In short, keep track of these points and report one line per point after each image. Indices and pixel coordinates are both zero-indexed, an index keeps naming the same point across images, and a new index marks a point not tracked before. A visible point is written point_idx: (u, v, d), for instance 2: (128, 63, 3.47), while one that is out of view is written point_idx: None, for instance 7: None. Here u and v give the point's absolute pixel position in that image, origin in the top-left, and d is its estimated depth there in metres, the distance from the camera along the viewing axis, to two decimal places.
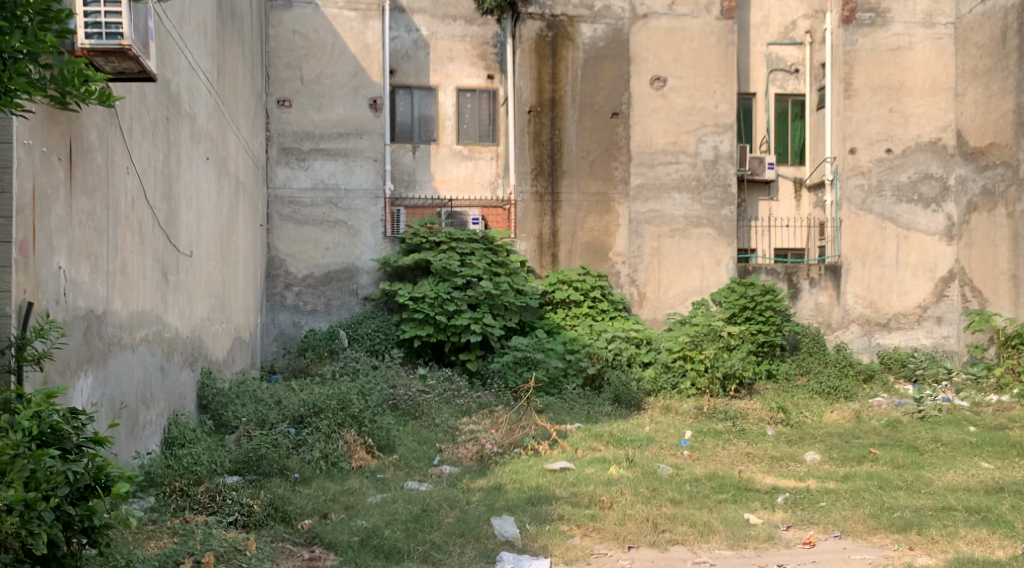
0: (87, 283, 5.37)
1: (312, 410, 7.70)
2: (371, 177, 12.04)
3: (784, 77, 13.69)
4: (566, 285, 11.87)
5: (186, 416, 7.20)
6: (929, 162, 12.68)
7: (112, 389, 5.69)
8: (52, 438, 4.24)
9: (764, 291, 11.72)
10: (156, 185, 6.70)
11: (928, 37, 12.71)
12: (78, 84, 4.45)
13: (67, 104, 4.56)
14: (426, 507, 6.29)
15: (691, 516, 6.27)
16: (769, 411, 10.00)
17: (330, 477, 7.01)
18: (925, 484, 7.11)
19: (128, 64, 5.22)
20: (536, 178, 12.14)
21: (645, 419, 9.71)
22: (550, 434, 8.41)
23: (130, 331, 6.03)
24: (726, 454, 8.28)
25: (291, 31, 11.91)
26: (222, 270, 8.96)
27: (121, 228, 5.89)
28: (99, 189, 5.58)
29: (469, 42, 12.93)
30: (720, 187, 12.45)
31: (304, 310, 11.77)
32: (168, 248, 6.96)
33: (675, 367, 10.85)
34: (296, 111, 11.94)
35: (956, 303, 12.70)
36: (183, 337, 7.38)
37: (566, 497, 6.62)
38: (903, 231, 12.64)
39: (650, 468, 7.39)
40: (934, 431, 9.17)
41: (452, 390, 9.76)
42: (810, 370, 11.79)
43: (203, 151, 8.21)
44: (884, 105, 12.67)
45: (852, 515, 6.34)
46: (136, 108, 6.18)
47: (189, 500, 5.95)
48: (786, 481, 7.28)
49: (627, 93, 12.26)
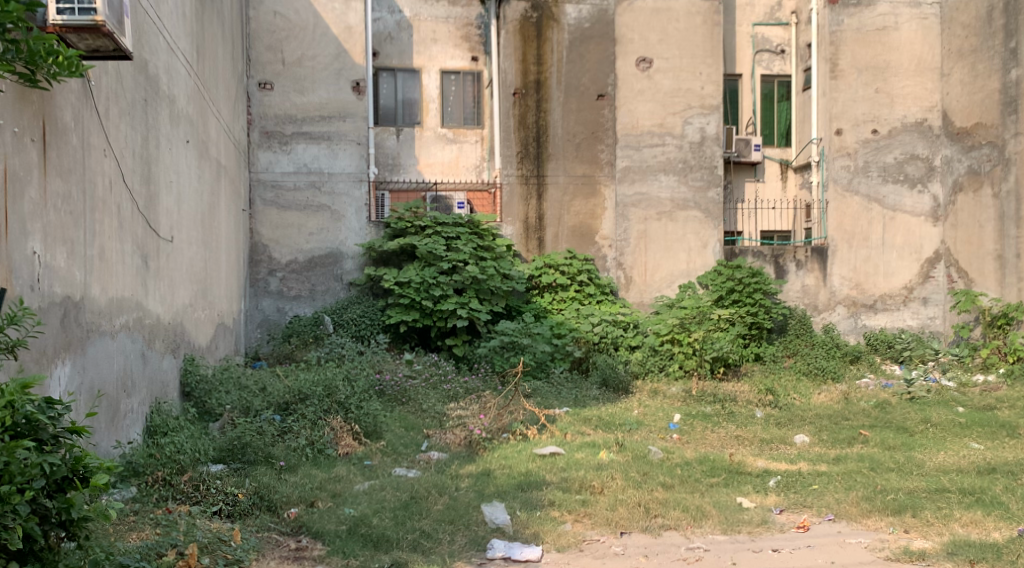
0: (64, 269, 5.23)
1: (297, 397, 7.66)
2: (354, 161, 11.86)
3: (769, 59, 13.62)
4: (553, 269, 11.76)
5: (168, 404, 7.06)
6: (914, 143, 12.61)
7: (91, 377, 5.56)
8: (25, 429, 4.06)
9: (751, 273, 11.72)
10: (135, 168, 6.54)
11: (914, 17, 12.62)
12: (45, 58, 4.30)
13: (37, 81, 4.43)
14: (415, 495, 6.20)
15: (683, 501, 6.19)
16: (757, 393, 9.93)
17: (316, 464, 6.90)
18: (917, 466, 7.06)
19: (103, 42, 5.05)
20: (522, 161, 11.98)
21: (634, 402, 9.64)
22: (538, 419, 8.30)
23: (110, 318, 5.88)
24: (715, 437, 8.22)
25: (271, 13, 11.73)
26: (204, 255, 8.81)
27: (98, 212, 5.74)
28: (75, 172, 5.42)
29: (452, 24, 12.80)
30: (706, 169, 12.35)
31: (288, 295, 11.62)
32: (148, 233, 6.81)
33: (662, 351, 10.78)
34: (277, 94, 11.75)
35: (941, 284, 12.67)
36: (164, 324, 7.24)
37: (557, 482, 6.54)
38: (889, 212, 12.58)
39: (641, 452, 7.31)
40: (923, 412, 9.13)
41: (438, 376, 9.67)
42: (796, 352, 11.77)
43: (182, 135, 8.04)
44: (870, 86, 12.60)
45: (845, 498, 6.28)
46: (113, 88, 6.02)
47: (171, 490, 5.80)
48: (777, 464, 7.22)
49: (612, 74, 12.14)
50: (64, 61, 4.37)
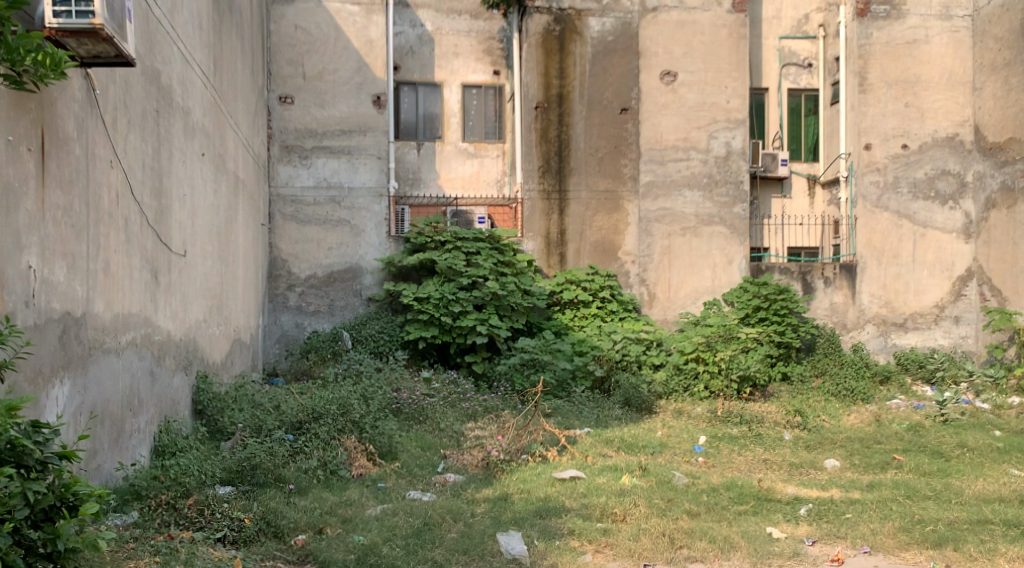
0: (63, 284, 5.05)
1: (310, 416, 7.39)
2: (374, 175, 11.71)
3: (796, 72, 13.35)
4: (575, 285, 11.50)
5: (178, 423, 6.85)
6: (945, 158, 12.30)
7: (92, 397, 5.36)
8: (9, 454, 3.89)
9: (777, 290, 11.38)
10: (144, 180, 6.36)
11: (945, 30, 12.31)
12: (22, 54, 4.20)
13: (22, 82, 4.36)
14: (428, 521, 5.96)
15: (710, 531, 5.91)
16: (785, 415, 9.61)
17: (328, 487, 6.69)
18: (954, 494, 6.74)
19: (103, 48, 4.87)
20: (543, 175, 11.76)
21: (657, 423, 9.35)
22: (558, 440, 8.05)
23: (114, 335, 5.69)
24: (742, 461, 7.94)
25: (292, 27, 11.60)
26: (219, 270, 8.63)
27: (102, 225, 5.55)
28: (77, 184, 5.25)
29: (474, 37, 12.65)
30: (731, 184, 12.08)
31: (307, 311, 11.43)
32: (159, 247, 6.63)
33: (687, 369, 10.46)
34: (298, 108, 11.62)
35: (974, 302, 12.29)
36: (175, 340, 7.05)
37: (577, 509, 6.27)
38: (920, 229, 12.26)
39: (665, 478, 7.03)
40: (959, 435, 8.78)
41: (457, 394, 9.44)
42: (825, 371, 11.43)
43: (197, 147, 7.87)
44: (900, 100, 12.29)
45: (880, 529, 5.98)
46: (120, 98, 5.86)
47: (175, 514, 5.56)
48: (808, 491, 6.92)
49: (636, 88, 11.91)
50: (46, 58, 4.30)
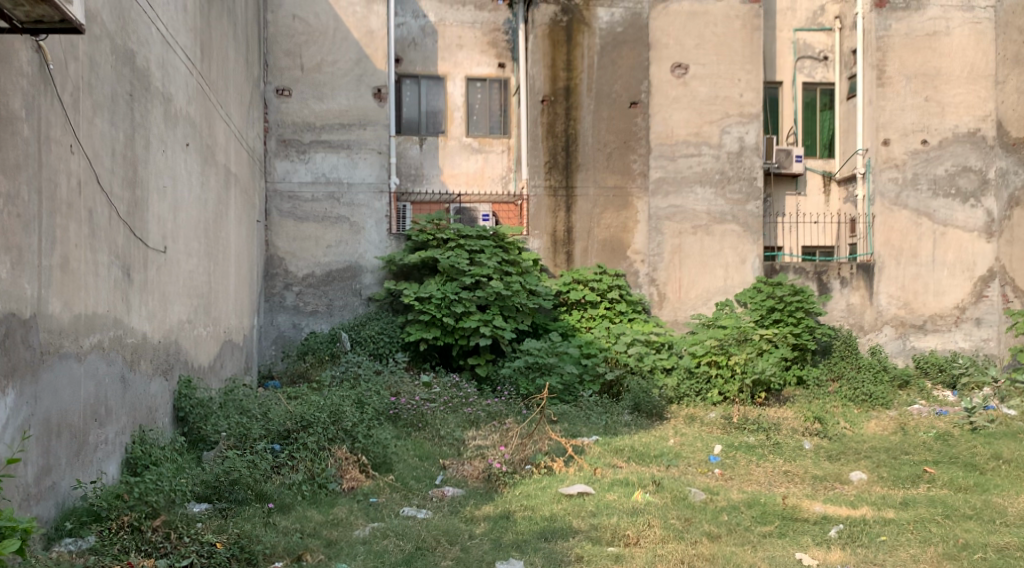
0: (6, 281, 4.56)
1: (299, 424, 6.80)
2: (375, 170, 11.14)
3: (812, 65, 12.77)
4: (582, 285, 10.96)
5: (154, 432, 6.31)
6: (967, 154, 11.67)
7: (45, 408, 4.87)
8: None
9: (793, 291, 10.80)
10: (115, 169, 5.84)
11: (966, 21, 11.69)
12: None
13: None
14: (420, 545, 5.43)
15: (734, 557, 5.37)
16: (803, 421, 9.04)
17: (314, 504, 6.21)
18: (997, 513, 6.18)
19: (43, 10, 4.34)
20: (550, 171, 11.21)
21: (669, 430, 8.79)
22: (565, 449, 7.52)
23: (75, 338, 5.17)
24: (761, 473, 7.41)
25: (290, 16, 11.07)
26: (206, 268, 8.08)
27: (60, 216, 5.05)
28: (26, 169, 4.75)
29: (478, 29, 12.13)
30: (745, 180, 11.51)
31: (305, 311, 10.90)
32: (132, 242, 6.09)
33: (698, 373, 9.88)
34: (296, 101, 11.08)
35: (996, 304, 11.68)
36: (153, 343, 6.50)
37: (586, 531, 5.74)
38: (939, 227, 11.65)
39: (681, 494, 6.47)
40: (992, 445, 8.17)
41: (459, 399, 8.88)
42: (842, 375, 10.84)
43: (180, 138, 7.34)
44: (920, 94, 11.67)
45: (921, 555, 5.45)
46: (84, 77, 5.35)
47: (137, 539, 5.06)
48: (836, 508, 6.34)
49: (646, 81, 11.35)
50: None
